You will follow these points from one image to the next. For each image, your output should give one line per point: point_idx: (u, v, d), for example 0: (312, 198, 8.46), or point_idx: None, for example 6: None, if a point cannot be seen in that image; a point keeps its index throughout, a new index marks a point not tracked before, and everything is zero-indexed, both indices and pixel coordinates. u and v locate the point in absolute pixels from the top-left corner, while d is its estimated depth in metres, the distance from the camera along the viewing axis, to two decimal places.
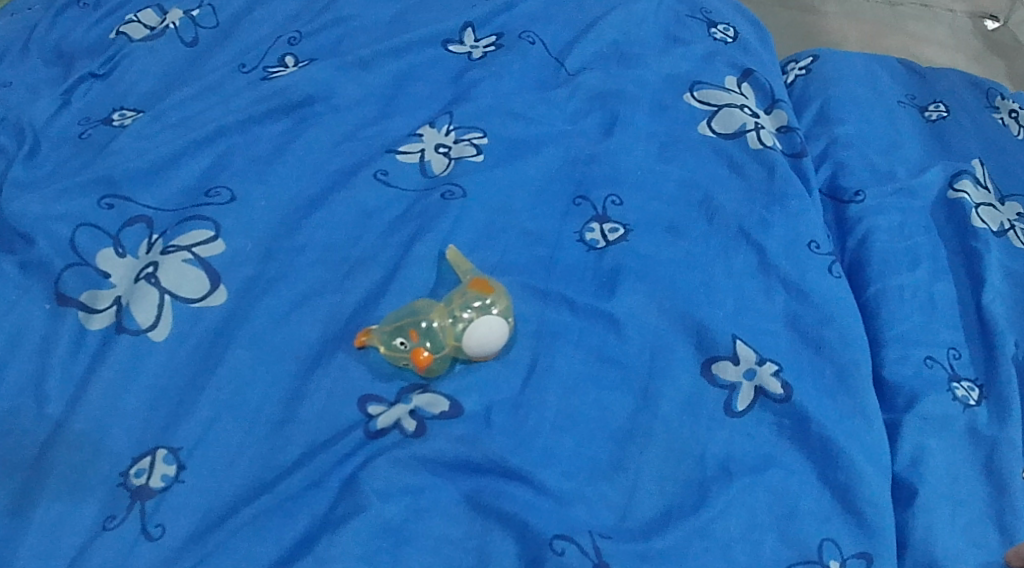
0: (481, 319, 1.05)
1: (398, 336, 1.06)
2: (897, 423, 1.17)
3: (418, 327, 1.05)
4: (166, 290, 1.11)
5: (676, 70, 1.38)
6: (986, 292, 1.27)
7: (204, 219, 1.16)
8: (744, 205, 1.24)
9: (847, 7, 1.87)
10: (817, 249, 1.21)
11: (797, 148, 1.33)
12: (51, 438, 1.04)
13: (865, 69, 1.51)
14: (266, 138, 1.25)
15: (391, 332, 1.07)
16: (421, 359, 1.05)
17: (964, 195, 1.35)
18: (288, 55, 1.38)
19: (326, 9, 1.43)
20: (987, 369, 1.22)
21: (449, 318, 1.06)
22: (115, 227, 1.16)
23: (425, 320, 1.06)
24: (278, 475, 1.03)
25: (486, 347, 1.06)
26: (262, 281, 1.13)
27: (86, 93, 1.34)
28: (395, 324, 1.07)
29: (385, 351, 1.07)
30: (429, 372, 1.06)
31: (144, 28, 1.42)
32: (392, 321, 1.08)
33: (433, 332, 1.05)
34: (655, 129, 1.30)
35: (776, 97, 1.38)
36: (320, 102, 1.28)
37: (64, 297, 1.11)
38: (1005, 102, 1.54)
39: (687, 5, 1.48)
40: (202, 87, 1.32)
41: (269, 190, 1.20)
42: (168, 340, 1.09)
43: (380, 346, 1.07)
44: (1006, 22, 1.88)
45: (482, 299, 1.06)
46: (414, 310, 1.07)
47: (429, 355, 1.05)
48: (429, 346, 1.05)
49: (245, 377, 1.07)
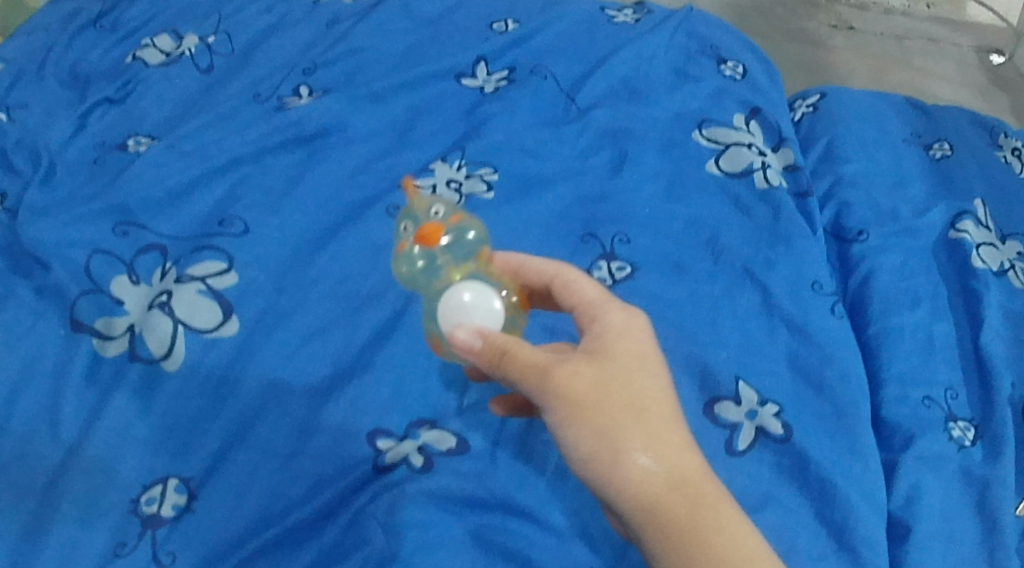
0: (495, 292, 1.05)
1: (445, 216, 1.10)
2: (894, 462, 1.19)
3: (455, 238, 1.10)
4: (179, 319, 1.14)
5: (686, 107, 1.40)
6: (985, 333, 1.28)
7: (218, 250, 1.19)
8: (750, 244, 1.26)
9: (856, 41, 1.90)
10: (819, 289, 1.23)
11: (803, 188, 1.35)
12: (64, 464, 1.07)
13: (872, 108, 1.53)
14: (280, 168, 1.28)
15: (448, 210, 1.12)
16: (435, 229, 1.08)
17: (965, 235, 1.37)
18: (303, 85, 1.40)
19: (339, 39, 1.46)
20: (984, 410, 1.23)
21: (465, 265, 1.09)
22: (129, 254, 1.19)
23: (473, 241, 1.11)
24: (287, 506, 1.05)
25: (456, 309, 1.03)
26: (275, 314, 1.15)
27: (102, 117, 1.37)
28: (453, 214, 1.11)
29: (416, 198, 1.11)
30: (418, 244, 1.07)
31: (159, 53, 1.46)
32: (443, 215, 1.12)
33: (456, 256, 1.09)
34: (664, 166, 1.32)
35: (783, 135, 1.40)
36: (333, 133, 1.32)
37: (78, 324, 1.14)
38: (1009, 140, 1.55)
39: (698, 42, 1.50)
40: (218, 115, 1.35)
41: (282, 220, 1.23)
42: (181, 370, 1.11)
43: (416, 203, 1.11)
44: (1012, 56, 1.87)
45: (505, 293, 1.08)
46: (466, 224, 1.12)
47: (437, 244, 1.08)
48: (437, 253, 1.09)
49: (256, 406, 1.10)
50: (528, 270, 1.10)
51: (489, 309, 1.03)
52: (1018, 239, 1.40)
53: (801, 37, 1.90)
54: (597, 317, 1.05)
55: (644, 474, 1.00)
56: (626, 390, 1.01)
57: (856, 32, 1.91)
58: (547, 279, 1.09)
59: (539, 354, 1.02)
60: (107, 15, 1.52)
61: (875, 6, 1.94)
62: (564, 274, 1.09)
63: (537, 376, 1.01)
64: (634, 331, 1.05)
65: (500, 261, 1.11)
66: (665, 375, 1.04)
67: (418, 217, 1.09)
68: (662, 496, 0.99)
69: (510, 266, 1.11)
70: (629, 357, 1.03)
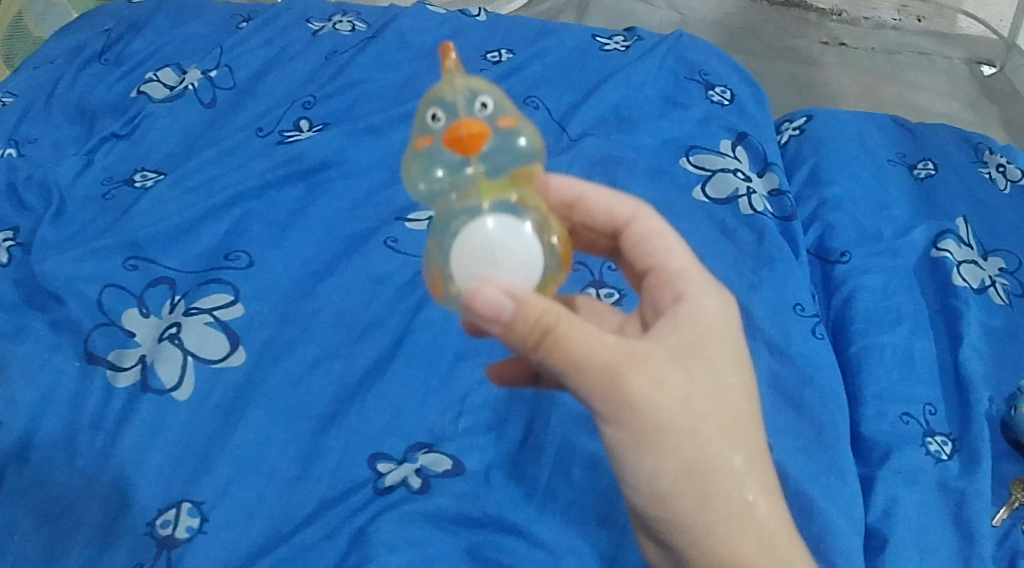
0: (534, 233, 0.97)
1: (492, 113, 0.96)
2: (871, 477, 1.23)
3: (496, 140, 0.97)
4: (188, 351, 1.20)
5: (674, 135, 1.46)
6: (964, 350, 1.32)
7: (224, 284, 1.26)
8: (733, 269, 1.31)
9: (847, 57, 1.91)
10: (801, 311, 1.29)
11: (787, 212, 1.40)
12: (82, 489, 1.12)
13: (857, 128, 1.57)
14: (281, 202, 1.35)
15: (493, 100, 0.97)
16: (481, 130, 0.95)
17: (946, 254, 1.40)
18: (303, 119, 1.46)
19: (338, 74, 1.52)
20: (962, 424, 1.27)
21: (501, 193, 0.98)
22: (139, 288, 1.26)
23: (524, 144, 0.98)
24: (292, 527, 1.10)
25: (481, 248, 0.95)
26: (279, 343, 1.21)
27: (109, 152, 1.43)
28: (504, 114, 0.97)
29: (453, 79, 0.97)
30: (446, 148, 0.96)
31: (163, 88, 1.52)
32: (498, 97, 0.98)
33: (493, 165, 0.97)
34: (651, 194, 1.38)
35: (768, 161, 1.45)
36: (333, 167, 1.38)
37: (92, 356, 1.20)
38: (994, 157, 1.58)
39: (687, 68, 1.56)
40: (222, 151, 1.40)
41: (285, 253, 1.29)
42: (191, 399, 1.17)
43: (456, 86, 0.97)
44: (1003, 67, 1.87)
45: (553, 240, 0.98)
46: (519, 127, 0.98)
47: (477, 150, 0.96)
48: (483, 168, 0.97)
49: (261, 432, 1.15)
50: (597, 215, 1.09)
51: (527, 244, 0.96)
52: (999, 256, 1.44)
53: (791, 55, 1.91)
54: (677, 292, 1.03)
55: (727, 501, 1.00)
56: (704, 381, 0.99)
57: (846, 48, 1.92)
58: (621, 221, 1.09)
59: (615, 349, 0.97)
60: (111, 49, 1.59)
61: (867, 22, 1.94)
62: (640, 223, 1.08)
63: (606, 380, 0.97)
64: (715, 312, 1.02)
65: (561, 190, 1.09)
66: (745, 357, 1.02)
67: (460, 113, 0.96)
68: (741, 545, 1.00)
69: (570, 198, 1.09)
70: (710, 346, 1.01)
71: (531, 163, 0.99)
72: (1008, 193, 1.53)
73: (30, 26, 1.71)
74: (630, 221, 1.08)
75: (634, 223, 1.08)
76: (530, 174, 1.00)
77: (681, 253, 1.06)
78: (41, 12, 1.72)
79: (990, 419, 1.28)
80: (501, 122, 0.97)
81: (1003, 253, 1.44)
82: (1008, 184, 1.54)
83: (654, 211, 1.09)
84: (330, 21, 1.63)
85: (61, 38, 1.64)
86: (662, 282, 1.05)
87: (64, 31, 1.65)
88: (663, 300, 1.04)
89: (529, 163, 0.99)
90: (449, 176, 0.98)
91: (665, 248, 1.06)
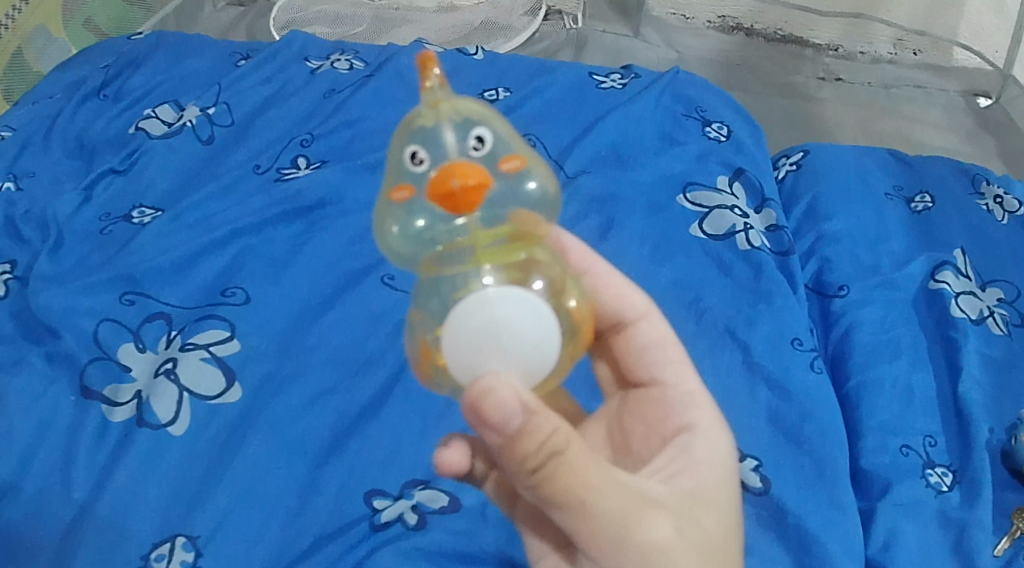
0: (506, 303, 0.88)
1: (489, 155, 0.90)
2: (872, 509, 1.22)
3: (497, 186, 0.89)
4: (185, 387, 1.20)
5: (671, 171, 1.46)
6: (964, 381, 1.31)
7: (221, 320, 1.26)
8: (731, 304, 1.31)
9: (843, 93, 1.91)
10: (799, 345, 1.29)
11: (785, 246, 1.40)
12: (75, 522, 1.12)
13: (853, 161, 1.58)
14: (278, 240, 1.35)
15: (491, 135, 0.90)
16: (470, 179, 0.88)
17: (944, 285, 1.40)
18: (300, 157, 1.46)
19: (336, 111, 1.53)
20: (962, 456, 1.27)
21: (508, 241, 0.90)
22: (136, 323, 1.26)
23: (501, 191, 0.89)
24: (289, 562, 1.10)
25: (484, 327, 0.87)
26: (275, 381, 1.21)
27: (106, 189, 1.43)
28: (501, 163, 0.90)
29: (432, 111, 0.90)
30: (432, 199, 0.88)
31: (162, 124, 1.52)
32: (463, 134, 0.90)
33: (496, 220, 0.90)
34: (649, 231, 1.38)
35: (765, 196, 1.46)
36: (329, 205, 1.39)
37: (88, 390, 1.20)
38: (991, 188, 1.58)
39: (684, 104, 1.57)
40: (220, 188, 1.41)
41: (281, 292, 1.30)
42: (187, 434, 1.17)
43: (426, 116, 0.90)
44: (999, 99, 1.88)
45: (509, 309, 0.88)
46: (523, 169, 0.91)
47: (476, 200, 0.88)
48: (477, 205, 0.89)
49: (257, 467, 1.15)
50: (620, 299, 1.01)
51: (510, 312, 0.88)
52: (998, 286, 1.44)
53: (789, 91, 1.91)
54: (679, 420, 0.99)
55: None
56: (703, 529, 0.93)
57: (843, 83, 1.93)
58: (626, 317, 1.02)
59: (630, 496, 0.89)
60: (111, 84, 1.60)
61: (863, 57, 1.97)
62: (648, 325, 1.02)
63: (617, 530, 0.89)
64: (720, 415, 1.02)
65: (575, 260, 1.00)
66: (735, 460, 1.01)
67: (447, 157, 0.89)
68: None
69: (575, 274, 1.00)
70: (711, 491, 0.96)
71: (544, 213, 0.93)
72: (1006, 223, 1.53)
73: (30, 61, 1.71)
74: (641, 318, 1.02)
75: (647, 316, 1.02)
76: (536, 225, 0.92)
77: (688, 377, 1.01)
78: (41, 47, 1.73)
79: (990, 449, 1.28)
80: (500, 164, 0.90)
81: (1002, 284, 1.44)
82: (1006, 215, 1.55)
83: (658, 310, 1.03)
84: (329, 59, 1.64)
85: (60, 73, 1.65)
86: (671, 401, 1.00)
87: (65, 66, 1.66)
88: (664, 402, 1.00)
89: (541, 212, 0.93)
90: (433, 229, 0.90)
91: (674, 361, 1.01)
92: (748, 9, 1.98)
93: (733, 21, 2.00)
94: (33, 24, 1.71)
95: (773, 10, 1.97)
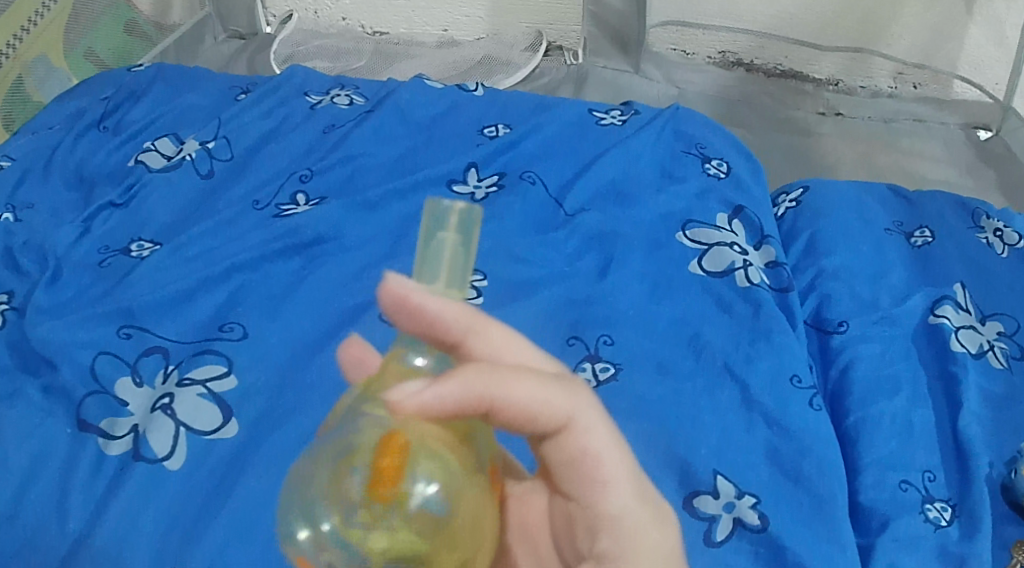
0: None
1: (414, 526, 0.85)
2: (871, 545, 1.21)
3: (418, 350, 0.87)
4: (182, 421, 1.20)
5: (670, 208, 1.47)
6: (963, 416, 1.31)
7: (218, 355, 1.26)
8: (730, 341, 1.31)
9: (843, 127, 1.91)
10: (798, 382, 1.28)
11: (784, 283, 1.40)
12: (71, 555, 1.11)
13: (853, 197, 1.58)
14: (276, 275, 1.36)
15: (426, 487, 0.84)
16: (460, 428, 0.86)
17: (944, 320, 1.40)
18: (299, 193, 1.47)
19: (336, 146, 1.53)
20: (961, 491, 1.26)
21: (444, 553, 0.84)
22: (134, 356, 1.26)
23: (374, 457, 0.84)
24: None
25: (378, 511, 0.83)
26: (272, 417, 1.21)
27: (105, 221, 1.43)
28: (449, 362, 0.87)
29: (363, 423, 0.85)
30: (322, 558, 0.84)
31: (161, 157, 1.53)
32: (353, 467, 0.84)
33: (418, 514, 0.84)
34: (648, 269, 1.39)
35: (765, 233, 1.46)
36: (328, 241, 1.40)
37: (85, 423, 1.20)
38: (991, 221, 1.58)
39: (683, 141, 1.57)
40: (219, 222, 1.42)
41: (280, 327, 1.30)
42: (183, 468, 1.17)
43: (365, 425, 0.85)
44: (999, 131, 1.90)
45: None
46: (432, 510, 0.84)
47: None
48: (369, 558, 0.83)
49: (254, 503, 1.14)
50: (535, 416, 0.88)
51: None
52: (998, 319, 1.44)
53: (789, 126, 1.91)
54: (598, 545, 0.91)
55: None
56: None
57: (843, 118, 1.94)
58: (554, 421, 0.89)
59: None
60: (110, 116, 1.61)
61: (863, 91, 1.98)
62: (577, 434, 0.90)
63: None
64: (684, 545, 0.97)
65: (454, 323, 0.86)
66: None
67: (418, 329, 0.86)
68: None
69: (451, 339, 0.86)
70: None
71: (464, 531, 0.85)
72: (1007, 256, 1.53)
73: (31, 91, 1.72)
74: (563, 431, 0.89)
75: (568, 427, 0.89)
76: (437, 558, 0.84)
77: (619, 494, 0.91)
78: (41, 77, 1.74)
79: (990, 483, 1.27)
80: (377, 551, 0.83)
81: (1002, 317, 1.44)
82: (1006, 248, 1.54)
83: (598, 418, 0.90)
84: (329, 94, 1.65)
85: (61, 105, 1.66)
86: (595, 521, 0.91)
87: (65, 97, 1.67)
88: (595, 499, 0.91)
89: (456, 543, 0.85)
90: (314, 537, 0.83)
91: (601, 479, 0.90)
92: (747, 45, 1.99)
93: (734, 56, 2.01)
94: (33, 54, 1.72)
95: (773, 45, 1.97)
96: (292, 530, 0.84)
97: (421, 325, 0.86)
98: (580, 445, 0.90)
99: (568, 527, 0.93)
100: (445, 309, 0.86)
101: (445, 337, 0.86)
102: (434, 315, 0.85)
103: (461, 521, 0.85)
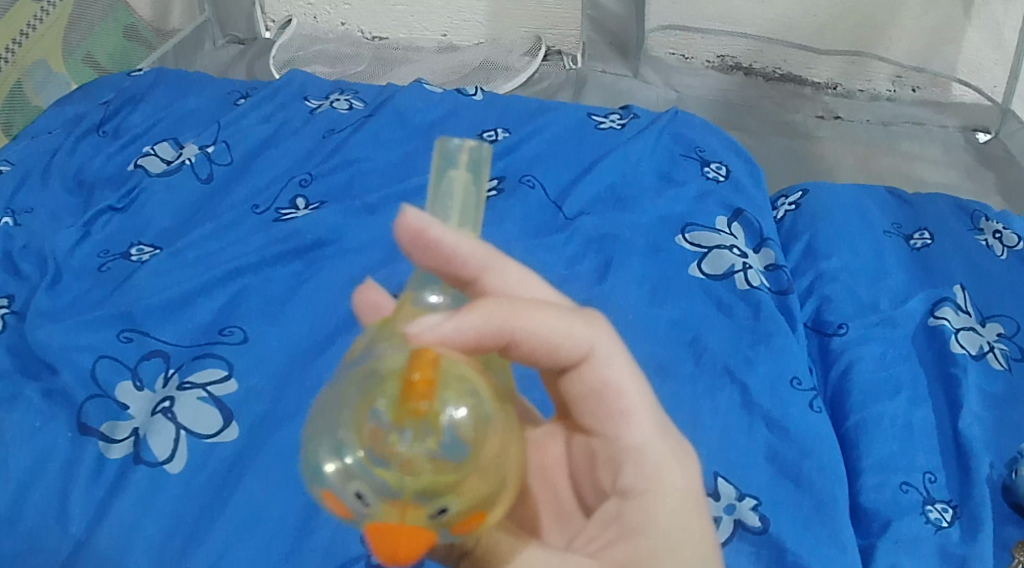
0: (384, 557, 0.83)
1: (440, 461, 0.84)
2: (872, 546, 1.21)
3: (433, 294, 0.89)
4: (182, 425, 1.20)
5: (669, 211, 1.47)
6: (964, 417, 1.31)
7: (219, 358, 1.26)
8: (731, 343, 1.31)
9: (842, 130, 1.91)
10: (799, 385, 1.28)
11: (784, 286, 1.40)
12: (72, 558, 1.11)
13: (852, 199, 1.58)
14: (277, 279, 1.36)
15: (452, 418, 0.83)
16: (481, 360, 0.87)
17: (944, 321, 1.40)
18: (299, 197, 1.47)
19: (336, 150, 1.53)
20: (962, 492, 1.26)
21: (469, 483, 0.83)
22: (134, 359, 1.26)
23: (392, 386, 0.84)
24: None
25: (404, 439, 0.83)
26: (273, 420, 1.21)
27: (105, 225, 1.43)
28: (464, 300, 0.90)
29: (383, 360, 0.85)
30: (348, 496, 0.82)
31: (161, 161, 1.53)
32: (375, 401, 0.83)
33: (445, 445, 0.83)
34: (648, 271, 1.39)
35: (764, 235, 1.46)
36: (328, 245, 1.40)
37: (86, 426, 1.20)
38: (990, 223, 1.58)
39: (682, 144, 1.57)
40: (219, 226, 1.42)
41: (281, 331, 1.30)
42: (183, 472, 1.17)
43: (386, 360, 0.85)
44: (998, 133, 1.90)
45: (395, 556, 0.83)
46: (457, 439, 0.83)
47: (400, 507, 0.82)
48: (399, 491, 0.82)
49: (255, 507, 1.14)
50: (554, 346, 0.90)
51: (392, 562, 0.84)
52: (998, 321, 1.44)
53: (788, 130, 1.92)
54: (621, 479, 0.93)
55: None
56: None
57: (842, 121, 1.94)
58: (575, 353, 0.91)
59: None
60: (110, 121, 1.61)
61: (862, 94, 1.98)
62: (594, 366, 0.92)
63: None
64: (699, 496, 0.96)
65: (469, 256, 0.87)
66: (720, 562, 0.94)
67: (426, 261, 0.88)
68: None
69: (466, 276, 0.88)
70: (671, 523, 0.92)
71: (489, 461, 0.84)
72: (1006, 258, 1.53)
73: (30, 96, 1.72)
74: (582, 362, 0.92)
75: (588, 359, 0.92)
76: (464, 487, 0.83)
77: (640, 425, 0.93)
78: (40, 82, 1.74)
79: (991, 483, 1.27)
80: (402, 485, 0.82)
81: (1002, 318, 1.44)
82: (1005, 250, 1.55)
83: (613, 351, 0.92)
84: (328, 98, 1.66)
85: (61, 109, 1.66)
86: (618, 455, 0.93)
87: (65, 102, 1.67)
88: (618, 431, 0.93)
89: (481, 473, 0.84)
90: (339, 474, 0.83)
91: (622, 410, 0.93)
92: (746, 49, 1.99)
93: (733, 60, 2.01)
94: (32, 58, 1.72)
95: (772, 49, 1.98)
96: (320, 467, 0.83)
97: (437, 260, 0.87)
98: (599, 375, 0.92)
99: (589, 462, 0.95)
100: (460, 243, 0.87)
101: (461, 272, 0.88)
102: (451, 249, 0.87)
103: (488, 451, 0.84)
